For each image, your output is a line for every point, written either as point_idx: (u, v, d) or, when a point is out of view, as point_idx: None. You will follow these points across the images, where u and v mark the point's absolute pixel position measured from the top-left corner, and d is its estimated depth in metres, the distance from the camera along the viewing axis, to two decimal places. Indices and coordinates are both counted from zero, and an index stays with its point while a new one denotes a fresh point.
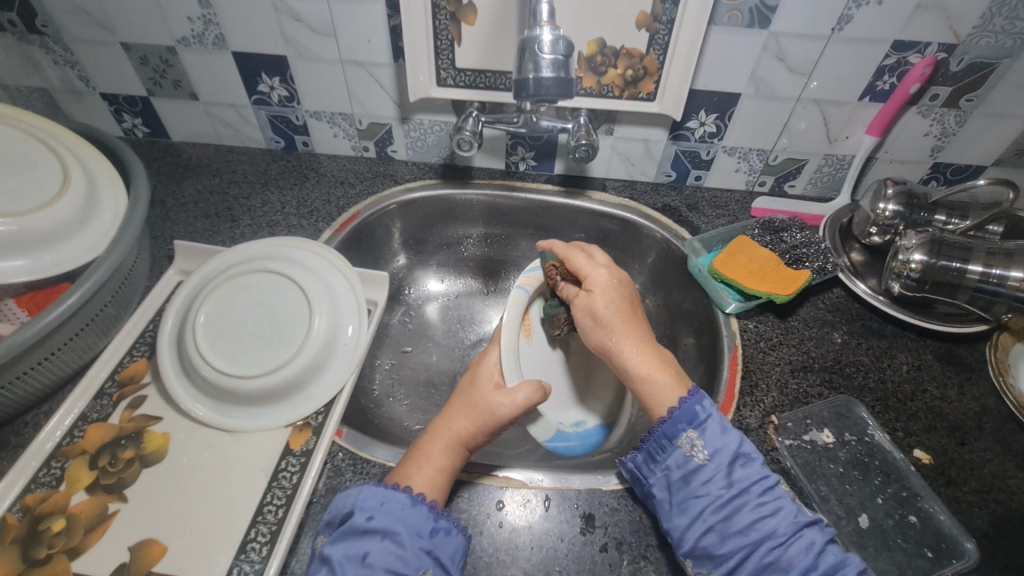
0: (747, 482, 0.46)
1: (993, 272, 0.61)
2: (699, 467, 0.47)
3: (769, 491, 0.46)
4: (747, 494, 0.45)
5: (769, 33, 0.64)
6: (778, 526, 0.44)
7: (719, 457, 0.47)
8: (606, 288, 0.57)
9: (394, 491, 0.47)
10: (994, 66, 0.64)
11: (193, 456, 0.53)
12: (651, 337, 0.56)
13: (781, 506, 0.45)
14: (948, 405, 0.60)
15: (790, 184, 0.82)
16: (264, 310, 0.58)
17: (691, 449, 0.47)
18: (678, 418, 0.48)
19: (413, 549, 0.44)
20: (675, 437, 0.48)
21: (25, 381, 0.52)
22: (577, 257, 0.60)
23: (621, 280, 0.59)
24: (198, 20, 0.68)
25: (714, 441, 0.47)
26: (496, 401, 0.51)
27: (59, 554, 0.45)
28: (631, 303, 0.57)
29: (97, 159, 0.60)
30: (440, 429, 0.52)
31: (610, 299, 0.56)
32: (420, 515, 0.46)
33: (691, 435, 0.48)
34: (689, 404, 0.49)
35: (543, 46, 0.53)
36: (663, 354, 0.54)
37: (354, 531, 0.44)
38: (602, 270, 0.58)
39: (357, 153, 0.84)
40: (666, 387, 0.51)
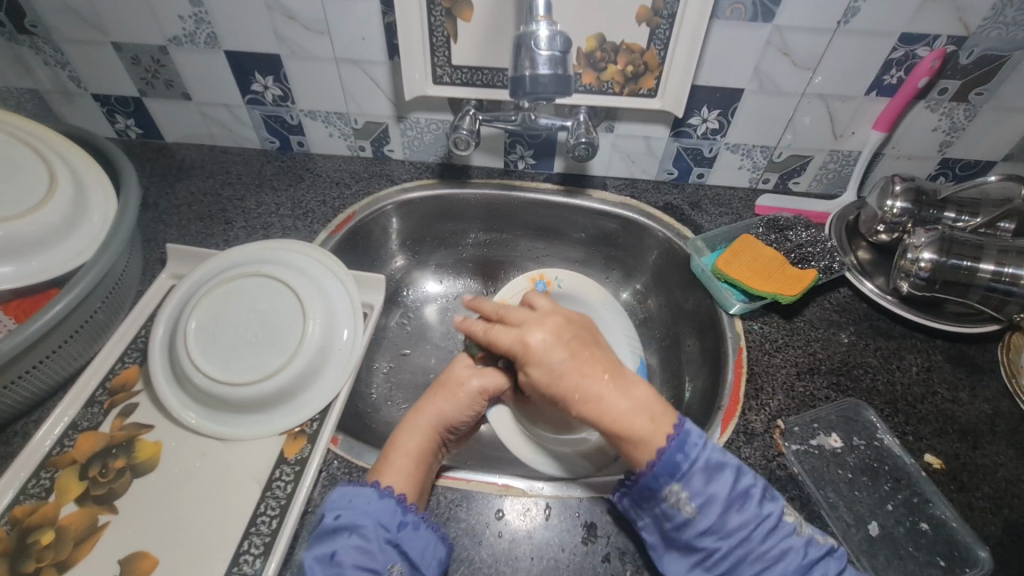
0: (747, 528, 0.43)
1: (1005, 271, 0.60)
2: (689, 520, 0.44)
3: (773, 531, 0.44)
4: (748, 541, 0.43)
5: (773, 27, 0.62)
6: (784, 569, 0.43)
7: (711, 508, 0.44)
8: (546, 348, 0.49)
9: (362, 488, 0.46)
10: (1005, 59, 0.63)
11: (186, 465, 0.52)
12: (619, 373, 0.49)
13: (788, 546, 0.43)
14: (959, 408, 0.59)
15: (795, 181, 0.80)
16: (257, 315, 0.57)
17: (677, 503, 0.44)
18: (659, 472, 0.44)
19: (379, 542, 0.43)
20: (659, 490, 0.45)
21: (13, 390, 0.51)
22: (500, 330, 0.53)
23: (560, 328, 0.52)
24: (189, 19, 0.67)
25: (703, 491, 0.44)
26: (467, 375, 0.56)
27: (47, 568, 0.44)
28: (580, 350, 0.49)
29: (86, 162, 0.59)
30: (414, 420, 0.53)
31: (552, 357, 0.49)
32: (388, 508, 0.45)
33: (675, 489, 0.44)
34: (670, 454, 0.44)
35: (540, 42, 0.51)
36: (633, 396, 0.47)
37: (323, 530, 0.43)
38: (536, 330, 0.51)
39: (353, 153, 0.83)
40: (643, 434, 0.46)
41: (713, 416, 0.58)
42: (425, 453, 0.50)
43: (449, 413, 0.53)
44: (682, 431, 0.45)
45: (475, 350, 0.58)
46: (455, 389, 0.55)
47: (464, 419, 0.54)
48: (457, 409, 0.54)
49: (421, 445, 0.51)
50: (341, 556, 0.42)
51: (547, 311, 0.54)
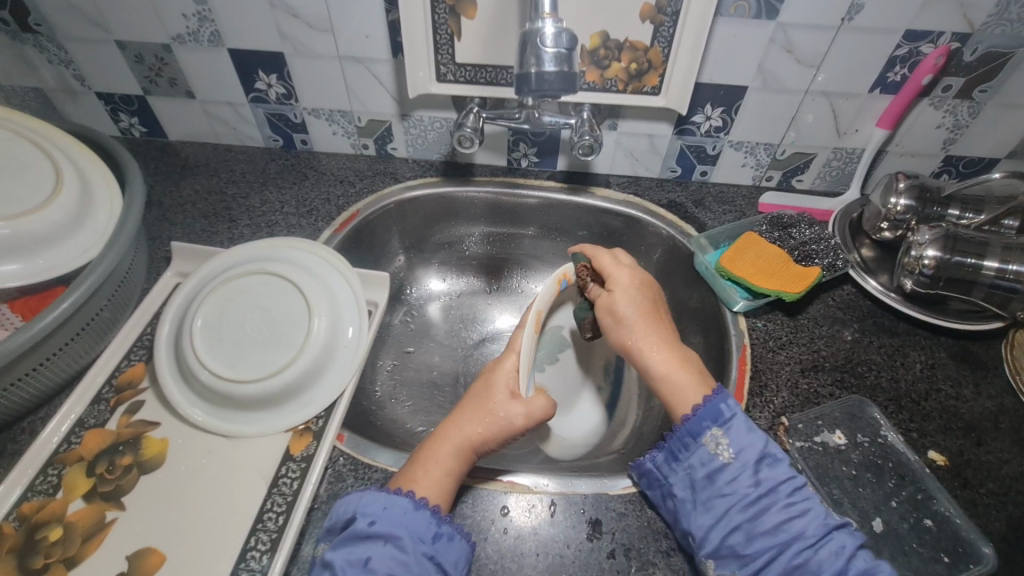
0: (775, 481, 0.46)
1: (1009, 268, 0.60)
2: (725, 465, 0.47)
3: (798, 491, 0.46)
4: (774, 494, 0.45)
5: (777, 24, 0.62)
6: (806, 527, 0.44)
7: (745, 456, 0.47)
8: (634, 286, 0.58)
9: (396, 496, 0.46)
10: (1009, 55, 0.63)
11: (192, 462, 0.52)
12: (675, 338, 0.56)
13: (810, 507, 0.45)
14: (963, 404, 0.59)
15: (798, 179, 0.80)
16: (263, 313, 0.57)
17: (716, 448, 0.47)
18: (704, 417, 0.48)
19: (415, 555, 0.43)
20: (700, 435, 0.48)
21: (19, 387, 0.51)
22: (605, 258, 0.61)
23: (647, 280, 0.60)
24: (193, 17, 0.67)
25: (741, 439, 0.47)
26: (511, 407, 0.52)
27: (56, 564, 0.45)
28: (655, 303, 0.58)
29: (91, 159, 0.59)
30: (452, 429, 0.52)
31: (639, 297, 0.57)
32: (424, 520, 0.45)
33: (716, 434, 0.48)
34: (714, 403, 0.49)
35: (546, 39, 0.51)
36: (684, 352, 0.55)
37: (355, 535, 0.43)
38: (626, 269, 0.59)
39: (356, 151, 0.83)
40: (685, 386, 0.51)
41: None
42: (465, 459, 0.51)
43: (492, 430, 0.51)
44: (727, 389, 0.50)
45: (581, 261, 0.62)
46: (495, 415, 0.51)
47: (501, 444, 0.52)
48: (498, 438, 0.51)
49: (460, 459, 0.50)
50: (375, 564, 0.42)
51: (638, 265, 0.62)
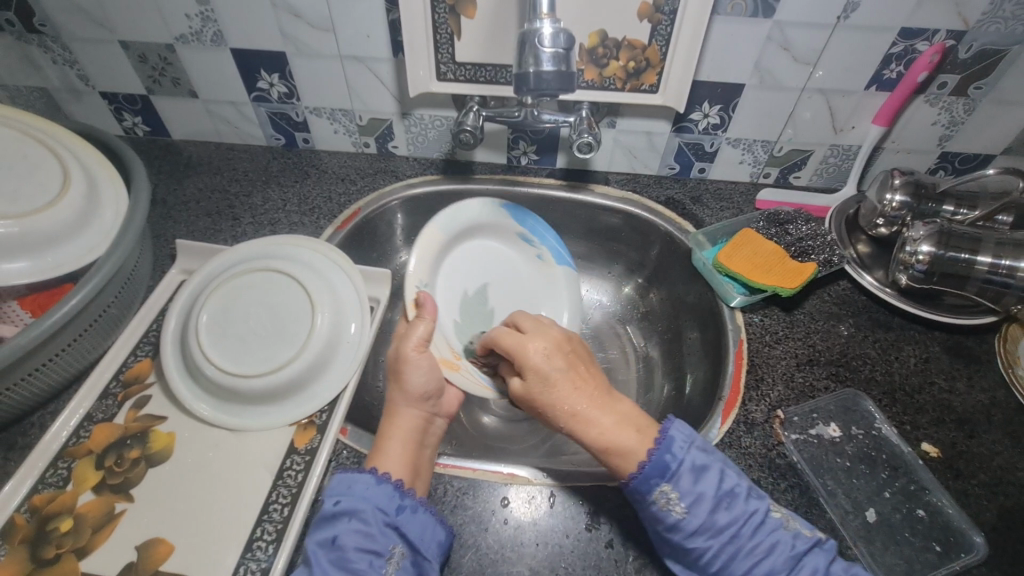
0: (737, 525, 0.44)
1: (1002, 263, 0.61)
2: (680, 521, 0.44)
3: (761, 527, 0.45)
4: (738, 537, 0.44)
5: (773, 22, 0.62)
6: (775, 563, 0.44)
7: (699, 507, 0.45)
8: (544, 353, 0.52)
9: (358, 473, 0.47)
10: (1004, 52, 0.63)
11: (199, 455, 0.53)
12: (608, 391, 0.52)
13: (777, 540, 0.44)
14: (956, 398, 0.60)
15: (796, 175, 0.81)
16: (266, 309, 0.58)
17: (667, 504, 0.45)
18: (650, 473, 0.45)
19: (380, 526, 0.45)
20: (649, 493, 0.45)
21: (29, 382, 0.52)
22: (502, 330, 0.55)
23: (559, 342, 0.54)
24: (196, 17, 0.67)
25: (691, 489, 0.45)
26: (397, 345, 0.57)
27: (67, 554, 0.46)
28: (575, 362, 0.53)
29: (97, 159, 0.60)
30: (393, 411, 0.55)
31: (550, 364, 0.51)
32: (386, 493, 0.46)
33: (664, 490, 0.45)
34: (660, 455, 0.46)
35: (544, 40, 0.52)
36: (618, 412, 0.50)
37: (324, 516, 0.45)
38: (535, 339, 0.53)
39: (358, 149, 0.84)
40: (632, 448, 0.47)
41: (714, 407, 0.59)
42: (413, 440, 0.52)
43: (410, 394, 0.55)
44: (666, 436, 0.47)
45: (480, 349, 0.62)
46: (399, 366, 0.56)
47: (424, 381, 0.55)
48: (418, 375, 0.55)
49: (406, 429, 0.53)
50: (342, 540, 0.43)
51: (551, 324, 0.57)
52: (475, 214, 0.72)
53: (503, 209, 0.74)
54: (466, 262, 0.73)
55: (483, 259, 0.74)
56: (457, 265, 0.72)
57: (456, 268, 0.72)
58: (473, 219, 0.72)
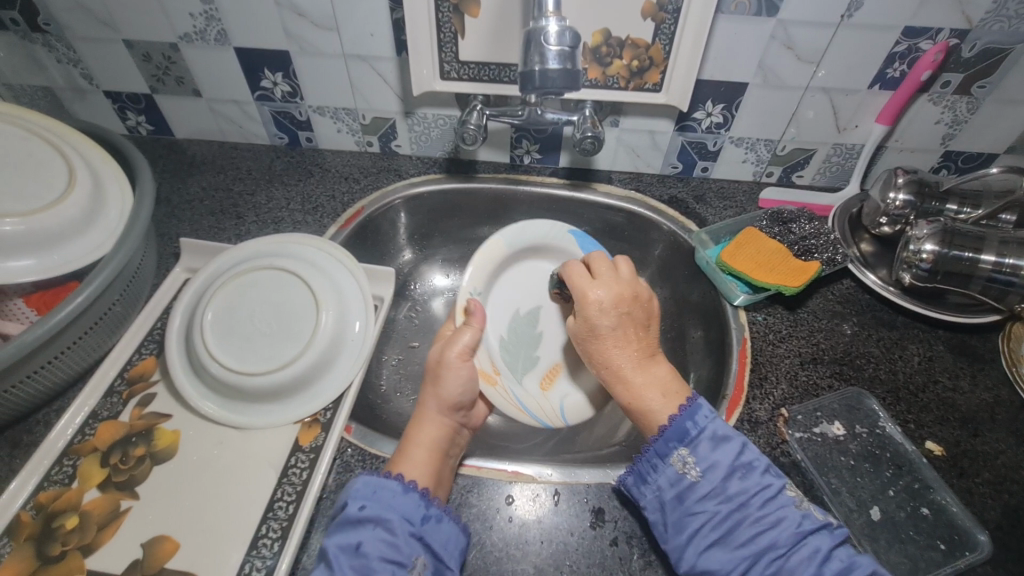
0: (746, 495, 0.45)
1: (1006, 262, 0.61)
2: (692, 485, 0.46)
3: (771, 500, 0.45)
4: (746, 507, 0.45)
5: (777, 21, 0.63)
6: (779, 537, 0.43)
7: (714, 473, 0.46)
8: (603, 305, 0.54)
9: (386, 479, 0.47)
10: (1008, 51, 0.63)
11: (204, 453, 0.53)
12: (649, 353, 0.53)
13: (783, 516, 0.44)
14: (960, 396, 0.60)
15: (799, 174, 0.81)
16: (271, 307, 0.58)
17: (683, 467, 0.47)
18: (669, 436, 0.47)
19: (404, 536, 0.44)
20: (668, 455, 0.47)
21: (35, 380, 0.52)
22: (577, 275, 0.57)
23: (626, 297, 0.55)
24: (200, 16, 0.68)
25: (708, 456, 0.46)
26: (441, 352, 0.58)
27: (73, 551, 0.46)
28: (627, 322, 0.54)
29: (101, 157, 0.60)
30: (423, 417, 0.54)
31: (599, 319, 0.53)
32: (412, 502, 0.46)
33: (682, 454, 0.47)
34: (679, 421, 0.48)
35: (549, 38, 0.52)
36: (654, 373, 0.52)
37: (346, 521, 0.44)
38: (601, 289, 0.55)
39: (361, 148, 0.84)
40: (655, 407, 0.49)
41: (718, 405, 0.59)
42: (440, 449, 0.51)
43: (446, 398, 0.55)
44: (693, 403, 0.48)
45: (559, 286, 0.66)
46: (438, 371, 0.56)
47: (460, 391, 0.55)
48: (455, 385, 0.55)
49: (434, 438, 0.52)
50: (366, 548, 0.43)
51: (625, 278, 0.57)
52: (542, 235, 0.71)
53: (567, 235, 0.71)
54: (523, 280, 0.73)
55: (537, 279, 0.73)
56: (513, 281, 0.72)
57: (514, 284, 0.72)
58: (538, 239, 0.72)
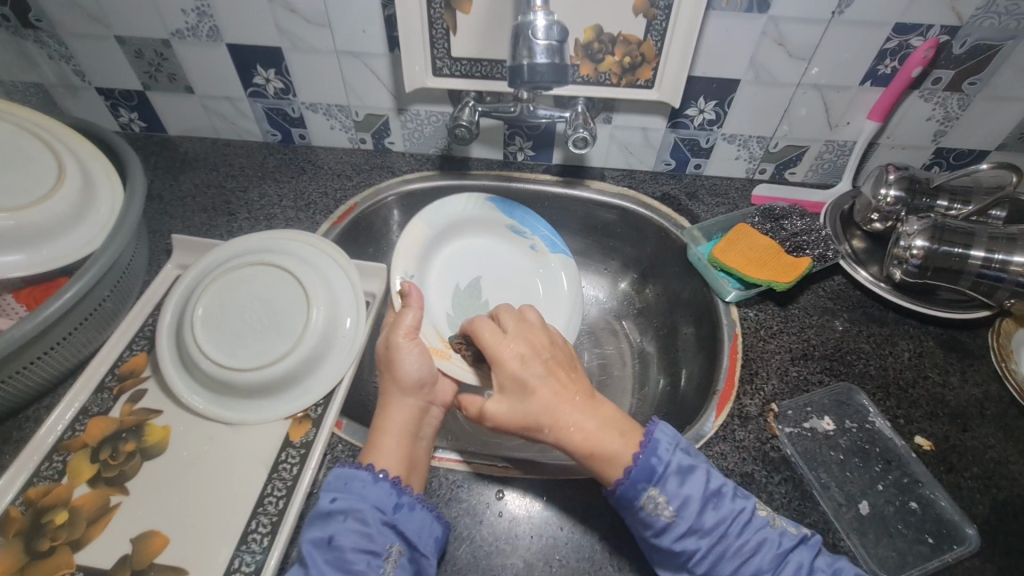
0: (724, 526, 0.44)
1: (995, 257, 0.61)
2: (668, 526, 0.44)
3: (748, 525, 0.45)
4: (726, 538, 0.44)
5: (768, 17, 0.63)
6: (763, 561, 0.44)
7: (688, 510, 0.44)
8: (522, 358, 0.50)
9: (357, 471, 0.47)
10: (998, 48, 0.63)
11: (194, 448, 0.53)
12: (588, 394, 0.50)
13: (764, 538, 0.45)
14: (950, 392, 0.60)
15: (791, 171, 0.81)
16: (262, 303, 0.58)
17: (655, 509, 0.44)
18: (636, 478, 0.45)
19: (377, 525, 0.45)
20: (638, 498, 0.45)
21: (24, 376, 0.52)
22: (483, 329, 0.52)
23: (540, 344, 0.52)
24: (192, 12, 0.67)
25: (678, 493, 0.45)
26: (389, 335, 0.57)
27: (62, 546, 0.46)
28: (556, 368, 0.50)
29: (93, 154, 0.60)
30: (389, 399, 0.54)
31: (527, 371, 0.49)
32: (384, 492, 0.46)
33: (649, 495, 0.45)
34: (645, 459, 0.45)
35: (538, 32, 0.52)
36: (597, 412, 0.49)
37: (320, 514, 0.45)
38: (515, 342, 0.51)
39: (354, 145, 0.84)
40: (613, 451, 0.46)
41: (708, 402, 0.60)
42: (409, 434, 0.52)
43: (413, 378, 0.55)
44: (652, 438, 0.46)
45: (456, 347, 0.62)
46: (392, 354, 0.55)
47: (417, 369, 0.55)
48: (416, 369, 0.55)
49: (402, 422, 0.53)
50: (339, 540, 0.43)
51: (531, 323, 0.54)
52: (461, 208, 0.75)
53: (487, 203, 0.76)
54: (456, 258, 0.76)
55: (467, 256, 0.77)
56: (448, 261, 0.75)
57: (448, 264, 0.75)
58: (457, 216, 0.76)
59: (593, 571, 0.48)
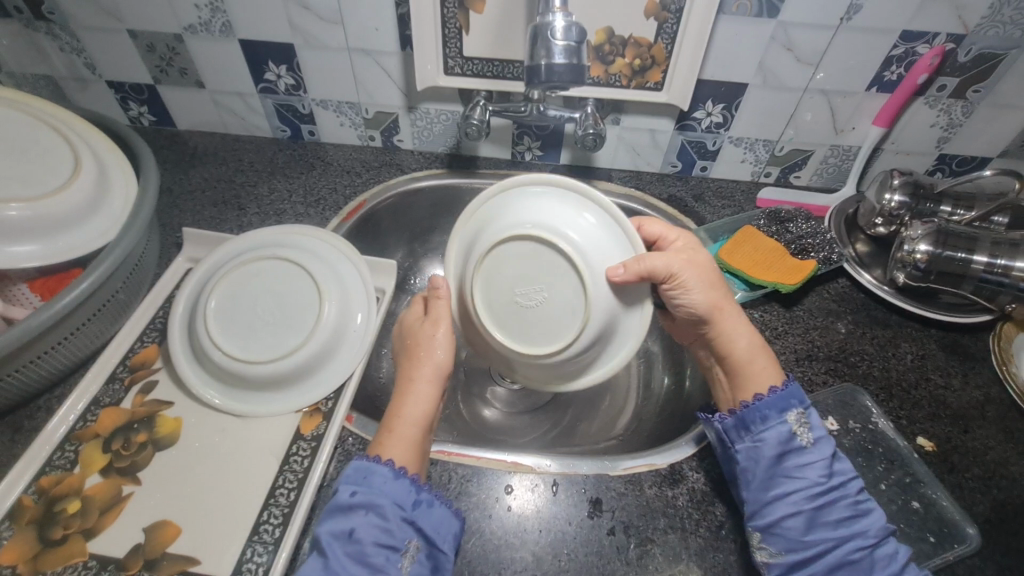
0: (845, 476, 0.48)
1: (998, 262, 0.62)
2: (802, 448, 0.48)
3: (862, 492, 0.48)
4: (843, 487, 0.47)
5: (778, 23, 0.63)
6: (871, 525, 0.46)
7: (822, 446, 0.48)
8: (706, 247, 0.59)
9: (378, 465, 0.47)
10: (1002, 56, 0.64)
11: (206, 440, 0.53)
12: None
13: (874, 510, 0.47)
14: (951, 394, 0.61)
15: (796, 175, 0.82)
16: (275, 296, 0.59)
17: (796, 429, 0.49)
18: (793, 394, 0.50)
19: (397, 520, 0.45)
20: (785, 412, 0.49)
21: (36, 367, 0.52)
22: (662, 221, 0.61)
23: None
24: (205, 7, 0.68)
25: (820, 428, 0.49)
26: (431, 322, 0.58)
27: (74, 535, 0.46)
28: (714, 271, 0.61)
29: (108, 146, 0.61)
30: (408, 386, 0.55)
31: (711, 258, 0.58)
32: (404, 488, 0.46)
33: (799, 415, 0.49)
34: (796, 384, 0.51)
35: (556, 33, 0.52)
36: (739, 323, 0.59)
37: (339, 507, 0.45)
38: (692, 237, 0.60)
39: (363, 143, 0.85)
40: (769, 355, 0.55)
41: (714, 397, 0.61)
42: (427, 424, 0.53)
43: (437, 364, 0.56)
44: None
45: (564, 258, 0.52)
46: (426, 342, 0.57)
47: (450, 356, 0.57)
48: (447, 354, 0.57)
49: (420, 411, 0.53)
50: (359, 534, 0.43)
51: None
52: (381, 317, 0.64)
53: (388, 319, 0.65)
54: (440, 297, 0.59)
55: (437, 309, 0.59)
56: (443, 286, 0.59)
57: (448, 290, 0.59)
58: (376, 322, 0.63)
59: (601, 566, 0.48)
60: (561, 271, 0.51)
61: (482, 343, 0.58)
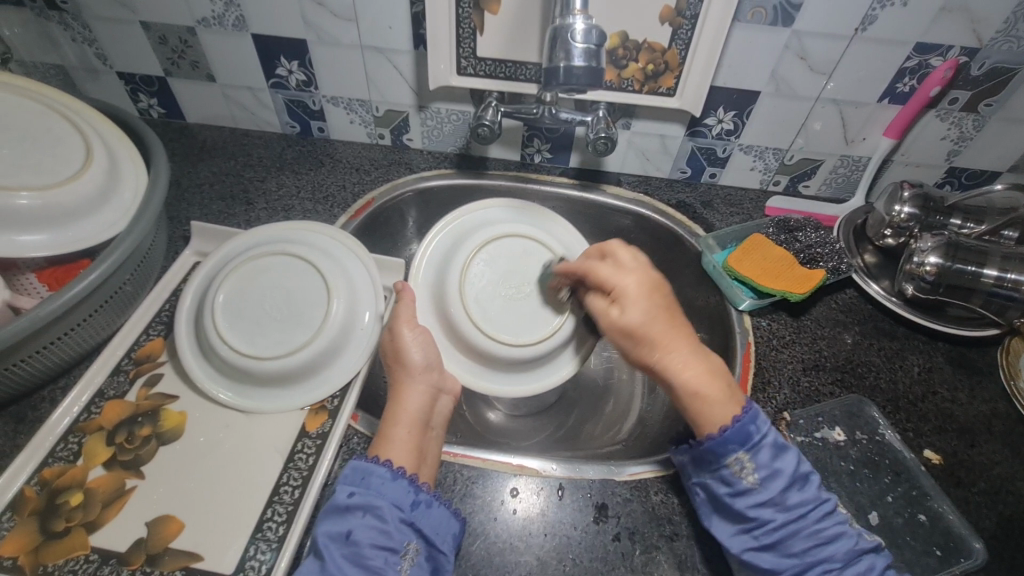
0: (806, 506, 0.44)
1: (1008, 277, 0.62)
2: (749, 489, 0.45)
3: (830, 515, 0.45)
4: (804, 518, 0.44)
5: (792, 31, 0.63)
6: (837, 551, 0.44)
7: (773, 482, 0.45)
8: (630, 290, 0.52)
9: (375, 466, 0.47)
10: (1016, 71, 0.64)
11: (211, 434, 0.53)
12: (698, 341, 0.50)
13: (843, 531, 0.44)
14: (958, 407, 0.61)
15: (805, 184, 0.82)
16: (282, 293, 0.58)
17: (740, 471, 0.45)
18: (729, 439, 0.45)
19: (395, 523, 0.45)
20: (726, 457, 0.46)
21: (42, 357, 0.52)
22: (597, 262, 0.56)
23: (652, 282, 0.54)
24: (219, 1, 0.68)
25: (769, 464, 0.45)
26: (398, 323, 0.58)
27: (77, 528, 0.46)
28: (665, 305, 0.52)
29: (119, 138, 0.60)
30: (400, 387, 0.55)
31: (635, 302, 0.51)
32: (401, 489, 0.46)
33: (740, 457, 0.45)
34: (743, 425, 0.45)
35: (576, 35, 0.52)
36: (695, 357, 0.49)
37: (337, 507, 0.45)
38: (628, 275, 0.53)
39: (372, 140, 0.84)
40: (715, 403, 0.47)
41: None
42: (417, 423, 0.52)
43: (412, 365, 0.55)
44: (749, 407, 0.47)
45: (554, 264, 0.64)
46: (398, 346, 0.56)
47: (422, 355, 0.56)
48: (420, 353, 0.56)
49: (411, 411, 0.53)
50: (356, 536, 0.43)
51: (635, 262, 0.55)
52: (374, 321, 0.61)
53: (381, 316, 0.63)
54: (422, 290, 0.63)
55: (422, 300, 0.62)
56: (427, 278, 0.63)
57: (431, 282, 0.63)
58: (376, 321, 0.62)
59: (605, 571, 0.48)
60: (547, 266, 0.64)
61: (460, 341, 0.60)
